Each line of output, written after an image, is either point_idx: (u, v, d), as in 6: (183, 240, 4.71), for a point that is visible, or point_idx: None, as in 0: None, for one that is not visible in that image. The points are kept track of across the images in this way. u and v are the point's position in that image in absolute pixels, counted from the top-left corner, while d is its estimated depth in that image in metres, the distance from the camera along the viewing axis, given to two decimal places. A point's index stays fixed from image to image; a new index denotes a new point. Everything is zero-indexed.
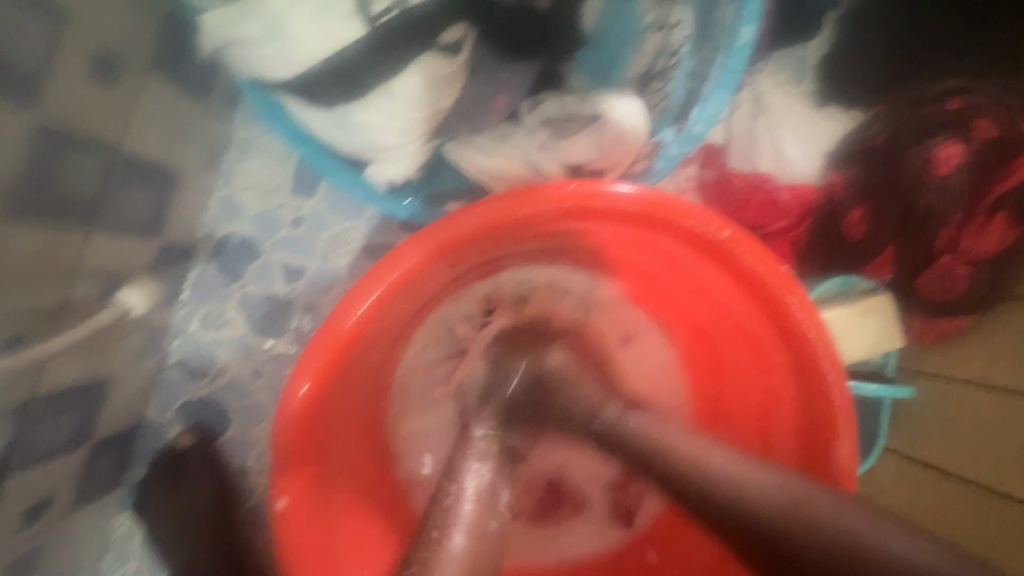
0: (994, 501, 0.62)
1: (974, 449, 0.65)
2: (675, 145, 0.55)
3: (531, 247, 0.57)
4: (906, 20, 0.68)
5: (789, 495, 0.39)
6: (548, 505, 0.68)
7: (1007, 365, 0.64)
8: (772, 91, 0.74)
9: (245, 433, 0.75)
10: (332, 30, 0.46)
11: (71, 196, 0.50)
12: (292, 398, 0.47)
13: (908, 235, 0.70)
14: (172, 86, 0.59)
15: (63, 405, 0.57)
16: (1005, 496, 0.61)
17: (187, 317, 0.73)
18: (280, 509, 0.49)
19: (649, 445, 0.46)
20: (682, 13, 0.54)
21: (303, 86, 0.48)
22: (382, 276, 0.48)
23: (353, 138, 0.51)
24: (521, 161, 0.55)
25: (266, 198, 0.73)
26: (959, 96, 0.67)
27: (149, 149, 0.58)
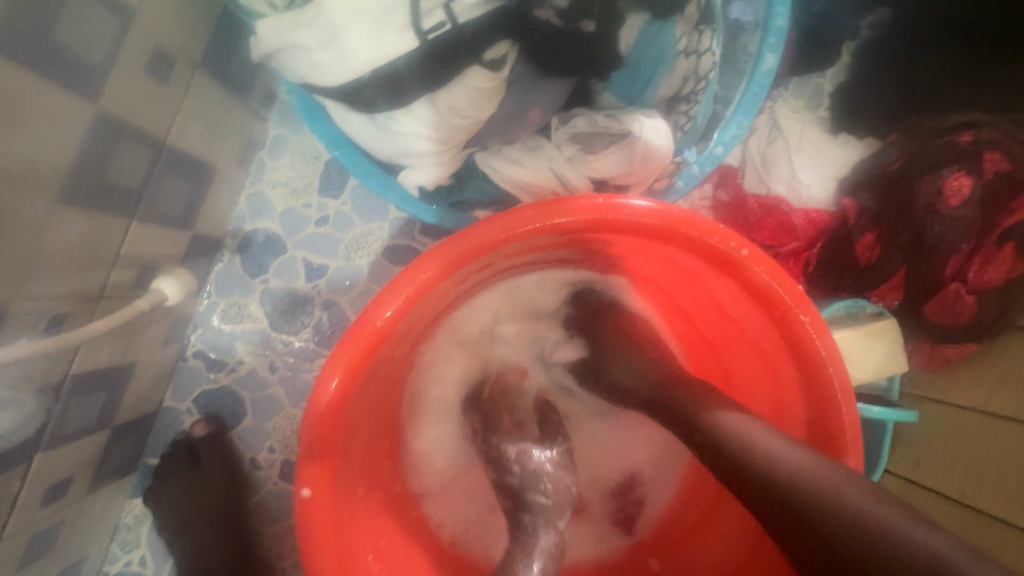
0: (992, 526, 0.63)
1: (975, 473, 0.67)
2: (697, 165, 0.58)
3: (553, 253, 0.58)
4: (915, 59, 0.74)
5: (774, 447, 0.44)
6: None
7: (1012, 395, 0.66)
8: (788, 116, 0.79)
9: (261, 424, 0.76)
10: (386, 40, 0.48)
11: (118, 185, 0.52)
12: (323, 394, 0.48)
13: (917, 262, 0.72)
14: (219, 84, 0.61)
15: (93, 386, 0.59)
16: (1001, 521, 0.63)
17: (210, 308, 0.75)
18: (303, 499, 0.49)
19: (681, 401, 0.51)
20: (712, 41, 0.56)
21: (350, 93, 0.50)
22: (414, 275, 0.50)
23: (391, 143, 0.53)
24: (550, 173, 0.56)
25: (294, 196, 0.76)
26: (970, 130, 0.70)
27: (191, 144, 0.60)
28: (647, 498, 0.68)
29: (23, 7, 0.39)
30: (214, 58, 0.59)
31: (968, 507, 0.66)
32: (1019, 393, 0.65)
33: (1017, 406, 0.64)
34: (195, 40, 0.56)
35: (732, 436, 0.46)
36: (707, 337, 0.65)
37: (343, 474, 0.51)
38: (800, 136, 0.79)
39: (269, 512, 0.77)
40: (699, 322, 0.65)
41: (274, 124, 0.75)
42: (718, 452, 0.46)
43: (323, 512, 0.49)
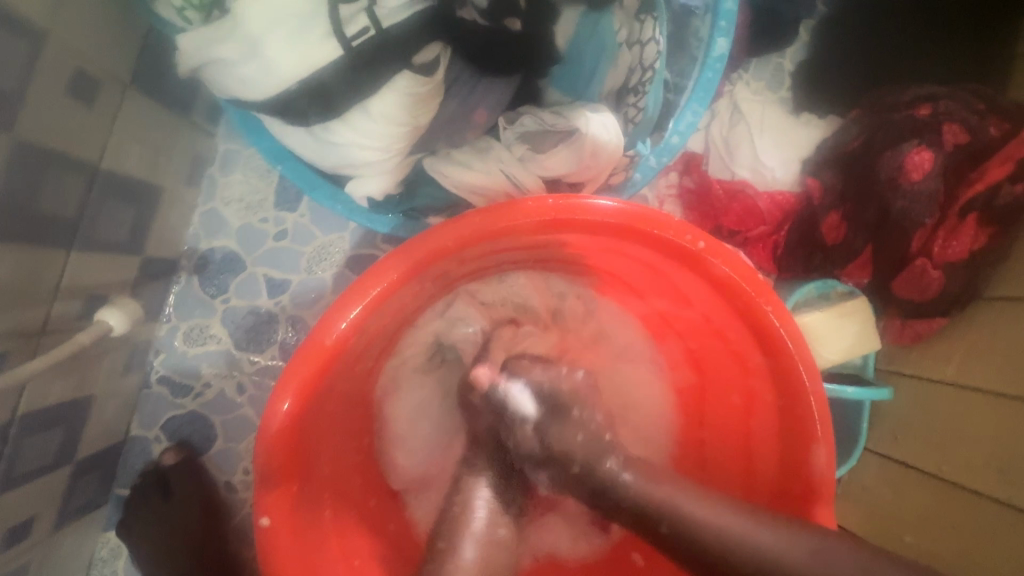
0: (966, 497, 0.64)
1: (950, 444, 0.67)
2: (653, 157, 0.57)
3: (508, 259, 0.57)
4: (875, 31, 0.73)
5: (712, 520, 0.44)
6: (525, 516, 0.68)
7: (979, 365, 0.66)
8: (748, 99, 0.78)
9: (231, 446, 0.75)
10: (308, 50, 0.46)
11: (50, 216, 0.50)
12: (274, 418, 0.47)
13: (884, 238, 0.71)
14: (155, 102, 0.59)
15: (47, 423, 0.57)
16: (974, 493, 0.63)
17: (170, 332, 0.74)
18: (263, 528, 0.47)
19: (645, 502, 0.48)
20: (654, 30, 0.54)
21: (282, 106, 0.48)
22: (364, 291, 0.48)
23: (333, 155, 0.52)
24: (500, 175, 0.54)
25: (249, 213, 0.74)
26: (928, 103, 0.69)
27: (130, 167, 0.58)
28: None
29: None
30: (145, 75, 0.57)
31: (944, 480, 0.66)
32: (986, 363, 0.66)
33: (987, 378, 0.65)
34: (122, 56, 0.53)
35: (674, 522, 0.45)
36: (675, 328, 0.64)
37: (304, 497, 0.50)
38: (761, 118, 0.78)
39: (248, 534, 0.76)
40: (668, 316, 0.63)
41: (223, 139, 0.73)
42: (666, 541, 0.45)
43: (287, 535, 0.48)
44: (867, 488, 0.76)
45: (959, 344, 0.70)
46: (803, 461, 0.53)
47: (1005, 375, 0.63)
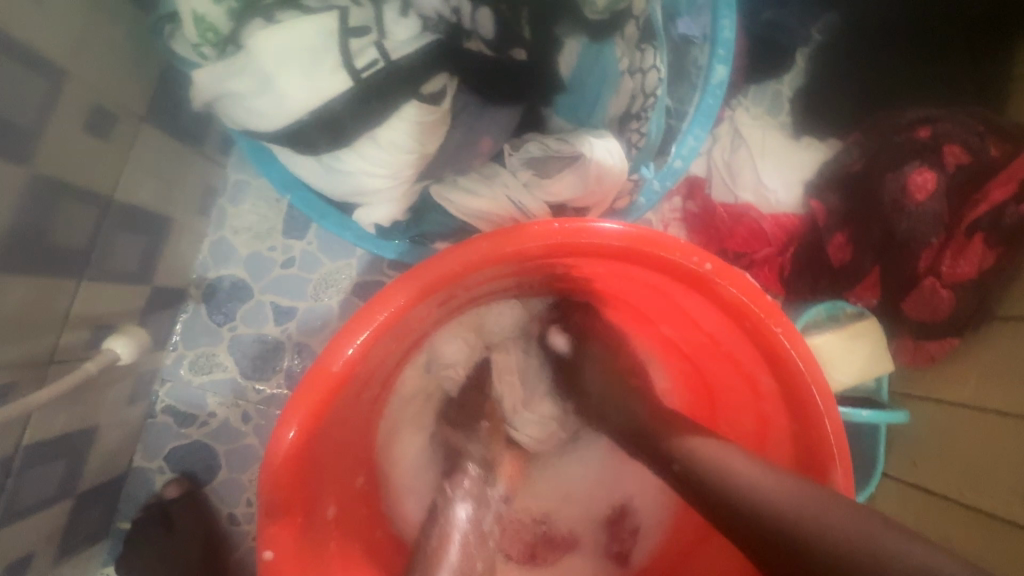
0: (993, 522, 0.61)
1: (976, 467, 0.64)
2: (656, 181, 0.58)
3: (514, 283, 0.57)
4: (873, 57, 0.74)
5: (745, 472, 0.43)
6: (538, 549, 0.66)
7: (998, 387, 0.65)
8: (749, 124, 0.79)
9: (234, 475, 0.74)
10: (320, 82, 0.48)
11: (62, 248, 0.51)
12: (281, 444, 0.46)
13: (891, 258, 0.71)
14: (168, 135, 0.60)
15: (50, 454, 0.56)
16: (1003, 520, 0.60)
17: (176, 361, 0.73)
18: (266, 561, 0.46)
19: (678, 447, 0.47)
20: (655, 58, 0.55)
21: (293, 135, 0.50)
22: (371, 316, 0.48)
23: (342, 184, 0.53)
24: (506, 201, 0.55)
25: (258, 240, 0.75)
26: (928, 125, 0.70)
27: (142, 197, 0.59)
28: (640, 524, 0.64)
29: None
30: (160, 109, 0.58)
31: (976, 509, 0.63)
32: (1005, 384, 0.64)
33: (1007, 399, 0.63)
34: (138, 92, 0.55)
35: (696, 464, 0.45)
36: (685, 351, 0.63)
37: (311, 528, 0.49)
38: (762, 142, 0.78)
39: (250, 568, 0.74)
40: (677, 338, 0.63)
41: (233, 169, 0.74)
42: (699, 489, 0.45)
43: (290, 568, 0.47)
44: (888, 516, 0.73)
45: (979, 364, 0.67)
46: None
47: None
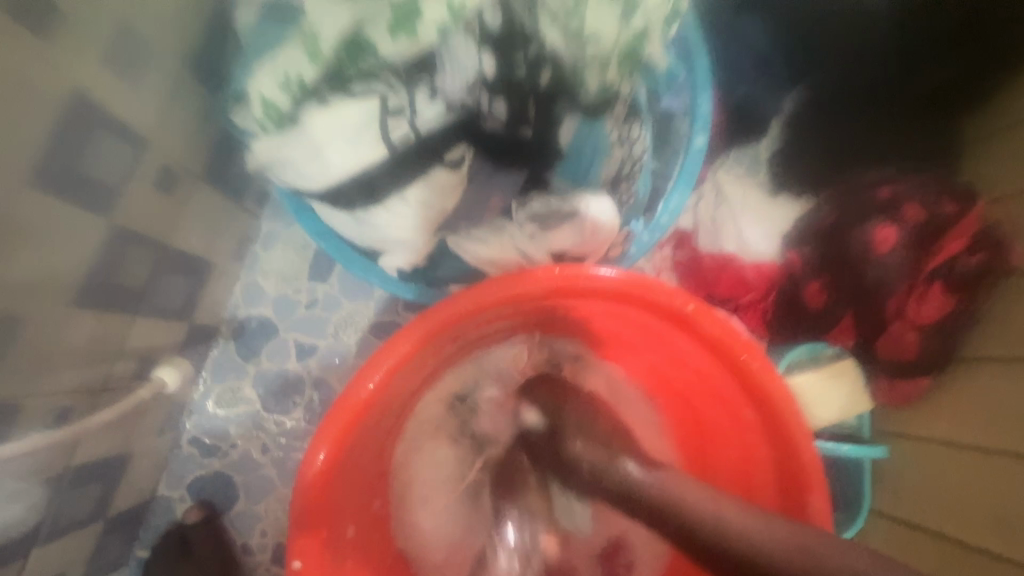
0: (971, 556, 0.65)
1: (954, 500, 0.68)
2: (646, 234, 0.66)
3: (520, 323, 0.64)
4: (841, 124, 0.81)
5: (743, 521, 0.43)
6: None
7: (975, 426, 0.69)
8: (728, 182, 0.86)
9: (251, 506, 0.78)
10: (362, 151, 0.56)
11: (125, 287, 0.58)
12: (311, 466, 0.52)
13: (862, 304, 0.77)
14: (217, 191, 0.69)
15: (91, 477, 0.61)
16: (980, 551, 0.64)
17: (204, 394, 0.79)
18: (293, 572, 0.51)
19: (665, 498, 0.47)
20: (640, 131, 0.66)
21: (334, 195, 0.58)
22: (395, 349, 0.54)
23: (372, 234, 0.61)
24: (513, 249, 0.64)
25: (285, 284, 0.82)
26: (887, 187, 0.79)
27: (191, 245, 0.67)
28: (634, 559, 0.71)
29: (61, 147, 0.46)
30: (213, 168, 0.67)
31: (957, 542, 0.67)
32: (981, 423, 0.68)
33: (984, 436, 0.67)
34: (197, 155, 0.64)
35: (686, 511, 0.45)
36: (675, 387, 0.68)
37: (332, 545, 0.54)
38: (743, 199, 0.85)
39: None
40: (668, 374, 0.68)
41: (266, 219, 0.82)
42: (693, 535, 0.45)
43: None
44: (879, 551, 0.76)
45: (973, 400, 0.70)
46: (802, 512, 0.56)
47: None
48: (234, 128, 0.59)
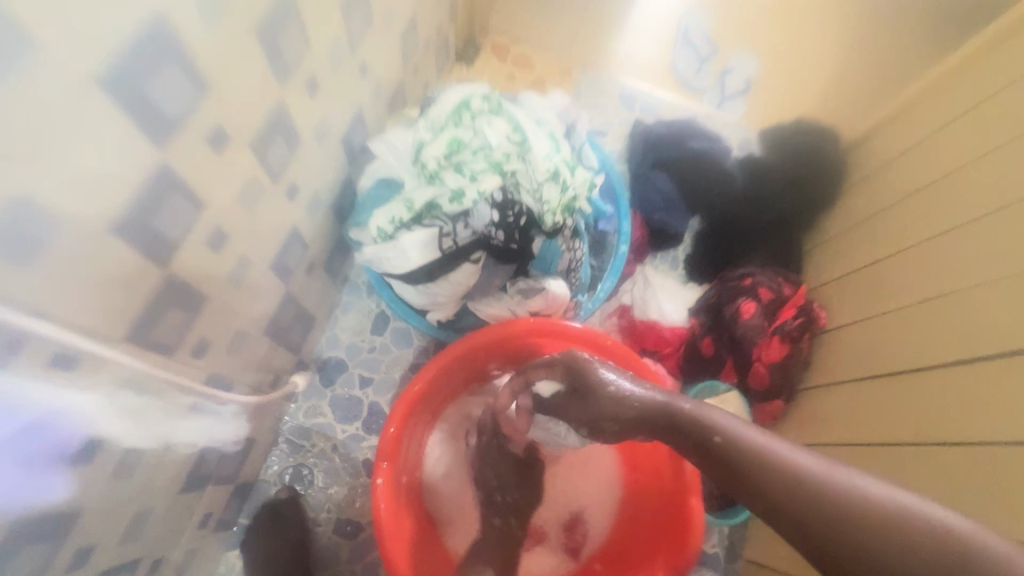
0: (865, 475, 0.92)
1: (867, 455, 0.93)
2: (588, 304, 1.10)
3: (513, 356, 1.03)
4: (719, 239, 1.30)
5: (824, 475, 0.61)
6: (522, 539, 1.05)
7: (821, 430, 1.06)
8: (653, 273, 1.34)
9: (323, 488, 1.12)
10: (426, 250, 0.91)
11: (282, 327, 0.98)
12: (387, 426, 0.88)
13: (737, 351, 1.17)
14: (328, 274, 1.12)
15: (241, 448, 0.96)
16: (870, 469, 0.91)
17: (296, 409, 1.16)
18: (375, 488, 0.85)
19: (762, 450, 0.65)
20: (580, 244, 1.07)
21: (407, 275, 0.95)
22: (438, 362, 0.94)
23: (424, 298, 0.99)
24: (507, 309, 1.02)
25: (355, 335, 1.23)
26: (749, 277, 1.23)
27: (311, 305, 1.08)
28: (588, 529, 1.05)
29: (286, 250, 0.88)
30: (329, 260, 1.10)
31: None
32: (832, 426, 1.03)
33: (870, 425, 0.95)
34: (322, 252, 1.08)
35: (744, 448, 0.66)
36: None
37: (395, 480, 0.88)
38: (662, 282, 1.32)
39: (323, 557, 1.09)
40: None
41: (347, 293, 1.24)
42: (736, 460, 0.66)
43: (384, 497, 0.85)
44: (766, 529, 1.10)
45: (882, 408, 0.94)
46: (682, 472, 0.90)
47: (928, 423, 0.84)
48: (353, 232, 0.99)
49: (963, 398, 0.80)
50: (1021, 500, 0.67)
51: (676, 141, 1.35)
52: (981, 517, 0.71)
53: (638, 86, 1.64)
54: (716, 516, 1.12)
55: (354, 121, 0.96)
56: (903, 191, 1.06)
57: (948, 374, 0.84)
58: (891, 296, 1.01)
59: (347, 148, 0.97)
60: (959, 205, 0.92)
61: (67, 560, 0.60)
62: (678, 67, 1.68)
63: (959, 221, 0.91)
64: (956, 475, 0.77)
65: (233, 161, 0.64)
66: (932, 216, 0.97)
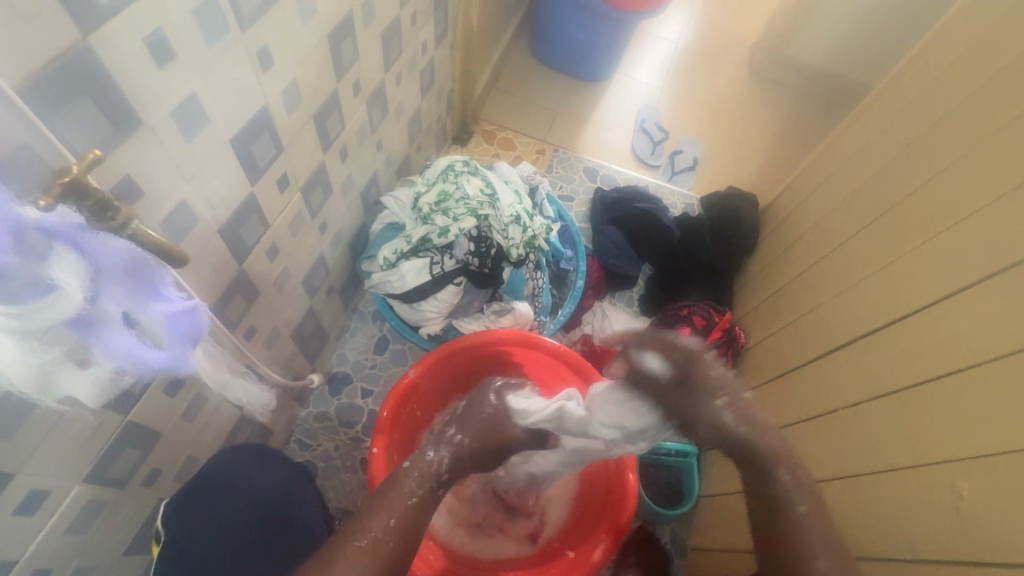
0: (839, 482, 0.93)
1: (826, 446, 0.98)
2: (549, 325, 1.36)
3: (487, 361, 1.27)
4: (662, 279, 1.60)
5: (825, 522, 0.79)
6: (485, 525, 1.22)
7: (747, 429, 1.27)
8: (610, 307, 1.61)
9: (325, 482, 1.32)
10: (420, 276, 1.21)
11: (303, 336, 1.24)
12: (383, 409, 1.11)
13: None
14: (342, 299, 1.39)
15: (262, 433, 1.18)
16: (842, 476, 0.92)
17: (307, 413, 1.38)
18: (373, 455, 1.06)
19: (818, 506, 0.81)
20: (541, 275, 1.36)
21: (404, 296, 1.23)
22: (426, 360, 1.18)
23: (417, 316, 1.26)
24: (482, 325, 1.30)
25: (360, 354, 1.48)
26: (684, 307, 1.49)
27: (326, 323, 1.35)
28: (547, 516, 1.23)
29: (313, 271, 1.17)
30: (344, 287, 1.38)
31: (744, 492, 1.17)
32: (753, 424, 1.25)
33: (804, 410, 1.08)
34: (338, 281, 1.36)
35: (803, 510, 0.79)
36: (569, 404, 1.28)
37: (388, 453, 1.09)
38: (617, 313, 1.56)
39: None
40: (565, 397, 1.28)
41: (355, 319, 1.51)
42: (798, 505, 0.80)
43: (379, 463, 1.06)
44: (709, 518, 1.27)
45: (830, 381, 1.03)
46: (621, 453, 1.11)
47: (859, 389, 0.95)
48: (361, 266, 1.30)
49: (900, 353, 0.89)
50: (946, 430, 0.76)
51: (626, 202, 1.68)
52: (909, 461, 0.80)
53: (600, 162, 2.00)
54: (665, 509, 1.30)
55: (369, 181, 1.29)
56: (885, 167, 1.15)
57: (879, 341, 0.95)
58: (829, 289, 1.16)
59: (362, 200, 1.29)
60: (914, 179, 1.04)
61: (144, 474, 0.81)
62: (638, 149, 2.09)
63: (920, 187, 1.02)
64: (821, 440, 1.00)
65: (289, 198, 0.94)
66: (901, 187, 1.07)
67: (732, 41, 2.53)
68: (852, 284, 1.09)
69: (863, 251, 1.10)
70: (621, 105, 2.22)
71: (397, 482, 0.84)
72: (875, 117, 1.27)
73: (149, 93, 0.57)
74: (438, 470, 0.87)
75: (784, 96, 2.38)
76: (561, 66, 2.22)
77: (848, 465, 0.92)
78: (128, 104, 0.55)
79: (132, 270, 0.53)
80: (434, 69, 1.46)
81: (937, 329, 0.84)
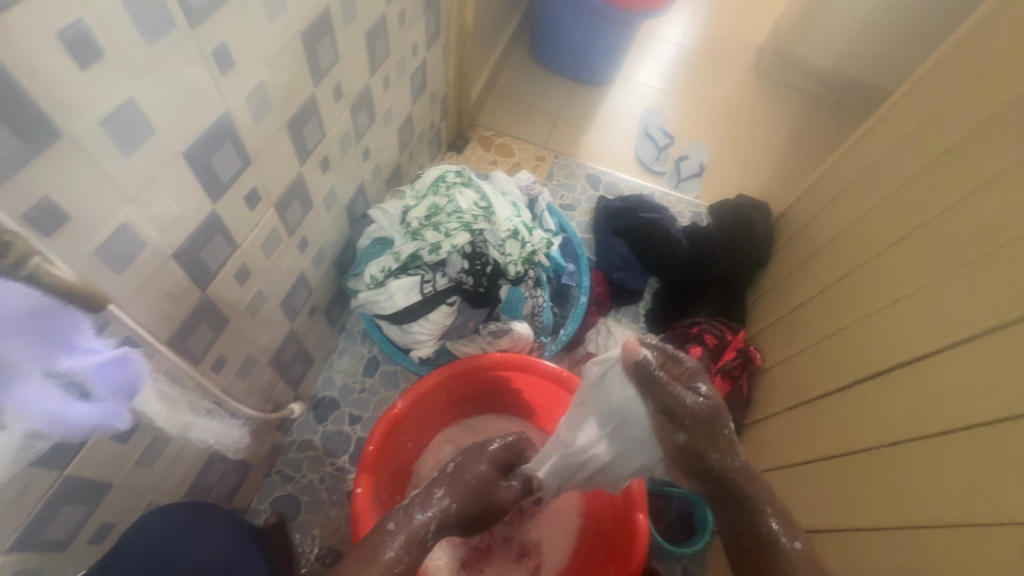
0: (871, 534, 0.82)
1: (855, 491, 0.88)
2: (550, 347, 1.27)
3: (480, 386, 1.17)
4: (670, 294, 1.50)
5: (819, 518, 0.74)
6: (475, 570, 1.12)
7: (764, 459, 1.16)
8: (613, 324, 1.51)
9: (309, 517, 1.22)
10: (410, 295, 1.11)
11: (284, 362, 1.14)
12: (369, 444, 1.01)
13: None
14: (327, 319, 1.30)
15: (237, 468, 1.08)
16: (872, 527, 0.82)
17: (290, 442, 1.28)
18: (356, 495, 0.95)
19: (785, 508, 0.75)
20: (541, 292, 1.26)
21: (393, 316, 1.13)
22: (416, 388, 1.07)
23: (407, 338, 1.16)
24: (478, 346, 1.20)
25: (348, 377, 1.38)
26: (694, 325, 1.40)
27: (311, 346, 1.25)
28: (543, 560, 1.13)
29: (294, 293, 1.07)
30: (330, 307, 1.29)
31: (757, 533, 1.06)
32: (772, 454, 1.14)
33: (829, 446, 0.97)
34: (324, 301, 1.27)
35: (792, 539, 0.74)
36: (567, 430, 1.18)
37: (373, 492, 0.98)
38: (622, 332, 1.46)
39: None
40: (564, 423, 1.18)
41: (343, 340, 1.41)
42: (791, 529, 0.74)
43: (362, 506, 0.95)
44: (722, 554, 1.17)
45: (859, 415, 0.93)
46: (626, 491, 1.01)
47: (890, 426, 0.86)
48: (347, 284, 1.20)
49: (940, 386, 0.79)
50: (998, 479, 0.66)
51: (631, 211, 1.58)
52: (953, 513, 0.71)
53: (602, 168, 1.91)
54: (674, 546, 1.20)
55: (356, 193, 1.20)
56: (913, 176, 1.06)
57: (914, 372, 0.85)
58: (855, 309, 1.06)
59: (349, 213, 1.20)
60: (949, 190, 0.95)
61: (91, 531, 0.72)
62: (642, 155, 2.00)
63: (956, 199, 0.92)
64: (848, 479, 0.90)
65: (260, 215, 0.85)
66: (933, 198, 0.97)
67: (736, 43, 2.44)
68: (883, 306, 0.98)
69: (895, 268, 1.00)
70: (623, 109, 2.13)
71: (381, 549, 0.71)
72: (900, 120, 1.17)
73: (72, 101, 0.48)
74: (424, 536, 0.75)
75: (795, 99, 2.29)
76: (562, 70, 2.14)
77: (878, 514, 0.82)
78: (43, 116, 0.46)
79: (40, 320, 0.44)
80: (426, 72, 1.37)
81: (987, 364, 0.74)
